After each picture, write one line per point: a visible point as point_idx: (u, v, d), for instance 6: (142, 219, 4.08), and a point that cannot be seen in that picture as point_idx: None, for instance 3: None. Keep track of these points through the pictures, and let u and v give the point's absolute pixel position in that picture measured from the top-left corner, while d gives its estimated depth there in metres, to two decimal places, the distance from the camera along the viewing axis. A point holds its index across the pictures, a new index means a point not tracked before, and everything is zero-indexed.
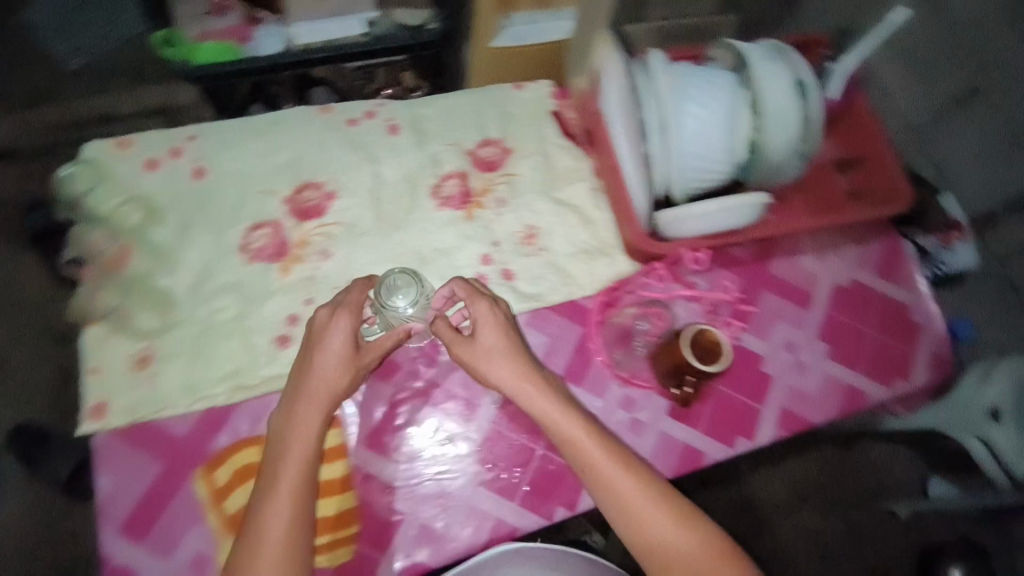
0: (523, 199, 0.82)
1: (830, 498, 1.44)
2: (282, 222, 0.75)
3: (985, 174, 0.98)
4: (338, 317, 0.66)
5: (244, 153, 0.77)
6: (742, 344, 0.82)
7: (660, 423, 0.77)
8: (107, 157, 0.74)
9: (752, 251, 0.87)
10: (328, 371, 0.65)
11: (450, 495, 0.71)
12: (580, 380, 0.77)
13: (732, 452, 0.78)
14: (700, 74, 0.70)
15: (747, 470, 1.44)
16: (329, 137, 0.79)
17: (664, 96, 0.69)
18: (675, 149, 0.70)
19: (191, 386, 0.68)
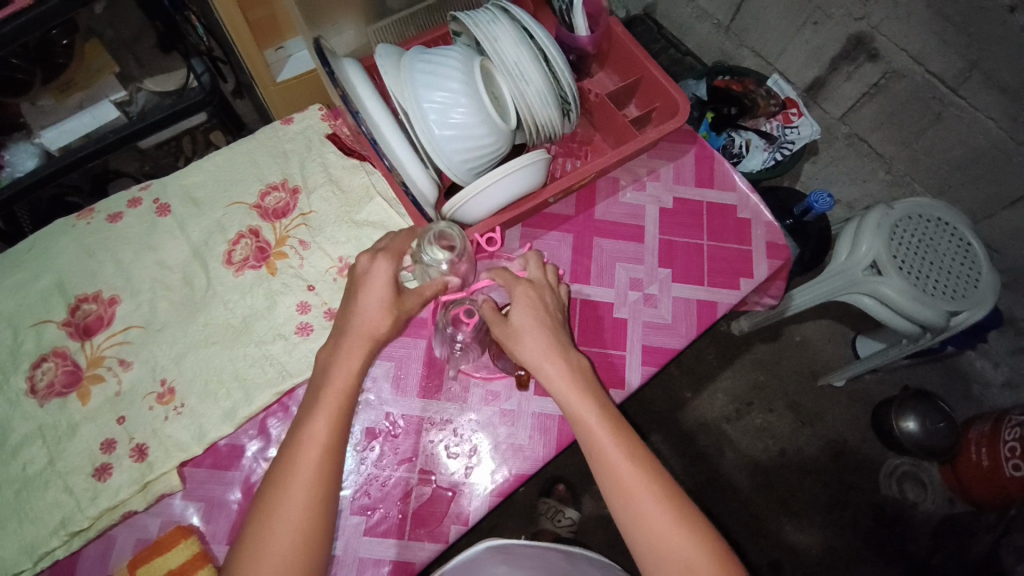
0: (325, 233, 0.79)
1: (798, 400, 1.47)
2: (67, 349, 0.70)
3: (792, 51, 1.19)
4: (379, 260, 0.65)
5: (8, 290, 0.72)
6: (587, 297, 0.81)
7: (530, 403, 0.75)
8: None
9: (573, 203, 0.86)
10: (374, 319, 0.63)
11: (335, 558, 0.67)
12: (438, 391, 0.76)
13: None
14: (424, 58, 0.71)
15: (714, 405, 1.46)
16: (96, 242, 0.75)
17: (396, 90, 0.69)
18: (430, 136, 0.69)
19: (28, 548, 0.62)
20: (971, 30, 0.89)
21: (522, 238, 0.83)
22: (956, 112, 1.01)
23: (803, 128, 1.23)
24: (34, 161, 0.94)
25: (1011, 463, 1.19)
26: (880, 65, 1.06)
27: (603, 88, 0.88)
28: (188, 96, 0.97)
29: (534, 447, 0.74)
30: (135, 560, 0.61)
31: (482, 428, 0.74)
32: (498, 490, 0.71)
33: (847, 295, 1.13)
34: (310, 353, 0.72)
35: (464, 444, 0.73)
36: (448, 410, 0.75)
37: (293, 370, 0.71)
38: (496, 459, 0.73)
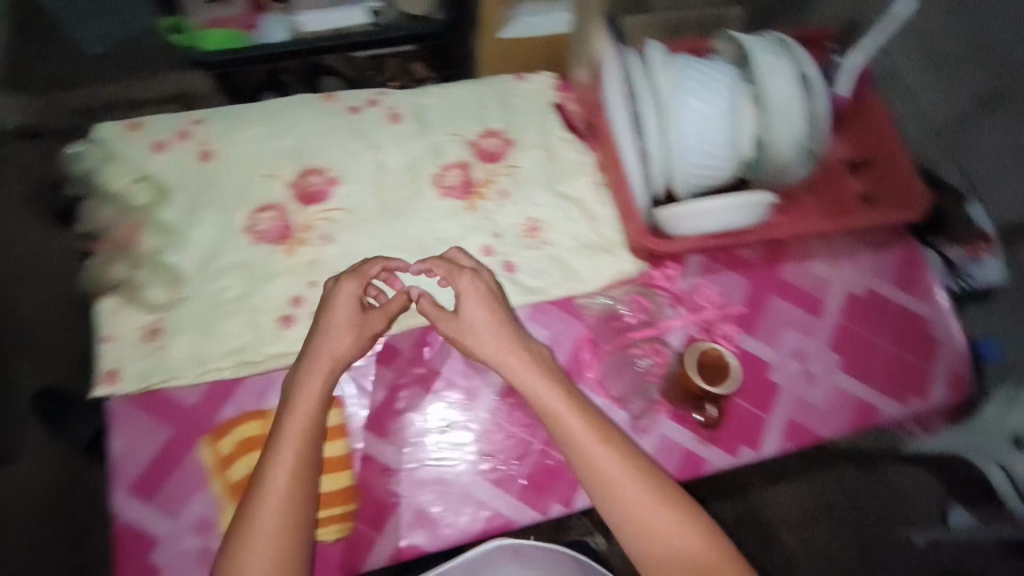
0: (526, 190, 0.81)
1: (864, 537, 1.36)
2: (286, 205, 0.76)
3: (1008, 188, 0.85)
4: (345, 282, 0.68)
5: (250, 136, 0.78)
6: (748, 349, 0.78)
7: (662, 426, 0.72)
8: (118, 137, 0.75)
9: (761, 253, 0.83)
10: (337, 339, 0.66)
11: (446, 481, 0.70)
12: (580, 376, 0.73)
13: (735, 462, 0.73)
14: (697, 66, 0.70)
15: (773, 503, 1.39)
16: (333, 123, 0.81)
17: (647, 88, 0.69)
18: (680, 144, 0.69)
19: (199, 359, 0.69)
20: None
21: (702, 269, 0.81)
22: None
23: (992, 268, 0.85)
24: (281, 34, 1.03)
25: None
26: None
27: (838, 155, 0.82)
28: (422, 25, 1.02)
29: None
30: None
31: None
32: None
33: (979, 461, 0.94)
34: None
35: None
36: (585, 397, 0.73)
37: None
38: None
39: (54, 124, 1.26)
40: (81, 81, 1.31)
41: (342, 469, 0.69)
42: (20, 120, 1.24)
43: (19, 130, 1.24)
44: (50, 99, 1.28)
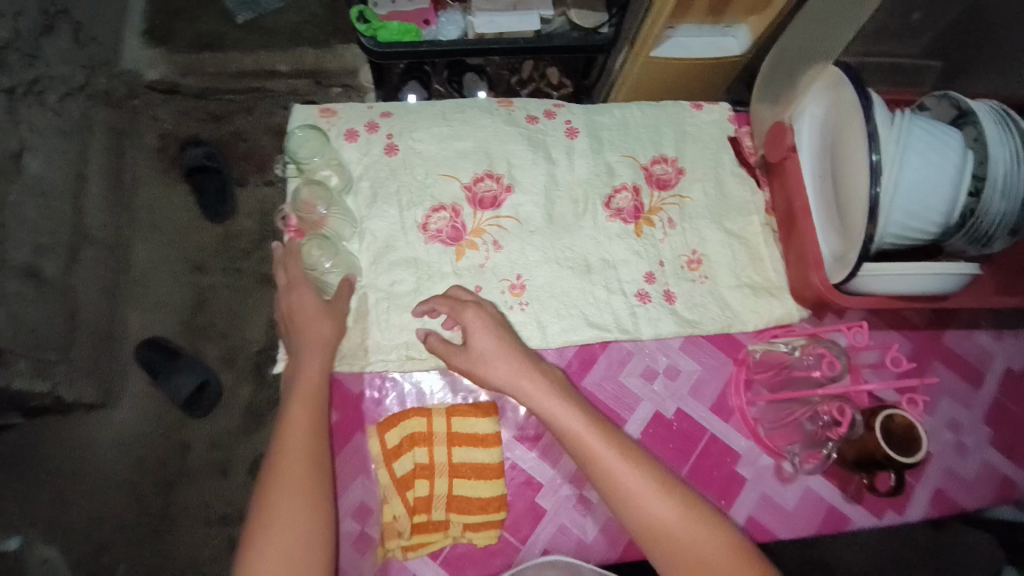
0: (692, 222, 0.81)
1: None
2: (461, 208, 0.78)
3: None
4: (290, 291, 0.68)
5: (434, 134, 0.81)
6: None
7: (807, 476, 0.72)
8: (317, 122, 0.79)
9: (924, 316, 0.80)
10: (317, 329, 0.67)
11: (591, 501, 0.68)
12: (728, 415, 0.74)
13: (879, 523, 0.71)
14: (926, 123, 0.65)
15: None
16: (512, 131, 0.83)
17: (897, 131, 0.64)
18: (895, 201, 0.64)
19: (371, 347, 0.71)
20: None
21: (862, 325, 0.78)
22: None
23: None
24: (455, 33, 1.06)
25: None
26: None
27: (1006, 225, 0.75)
28: (590, 36, 1.01)
29: (794, 518, 0.71)
30: (453, 408, 0.68)
31: (753, 472, 0.72)
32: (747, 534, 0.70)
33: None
34: (643, 319, 0.76)
35: (732, 479, 0.71)
36: (731, 437, 0.73)
37: (624, 326, 0.75)
38: (755, 507, 0.71)
39: (192, 84, 1.29)
40: (220, 45, 1.32)
41: (496, 476, 0.66)
42: (165, 74, 1.29)
43: (160, 84, 1.28)
44: (192, 54, 1.31)
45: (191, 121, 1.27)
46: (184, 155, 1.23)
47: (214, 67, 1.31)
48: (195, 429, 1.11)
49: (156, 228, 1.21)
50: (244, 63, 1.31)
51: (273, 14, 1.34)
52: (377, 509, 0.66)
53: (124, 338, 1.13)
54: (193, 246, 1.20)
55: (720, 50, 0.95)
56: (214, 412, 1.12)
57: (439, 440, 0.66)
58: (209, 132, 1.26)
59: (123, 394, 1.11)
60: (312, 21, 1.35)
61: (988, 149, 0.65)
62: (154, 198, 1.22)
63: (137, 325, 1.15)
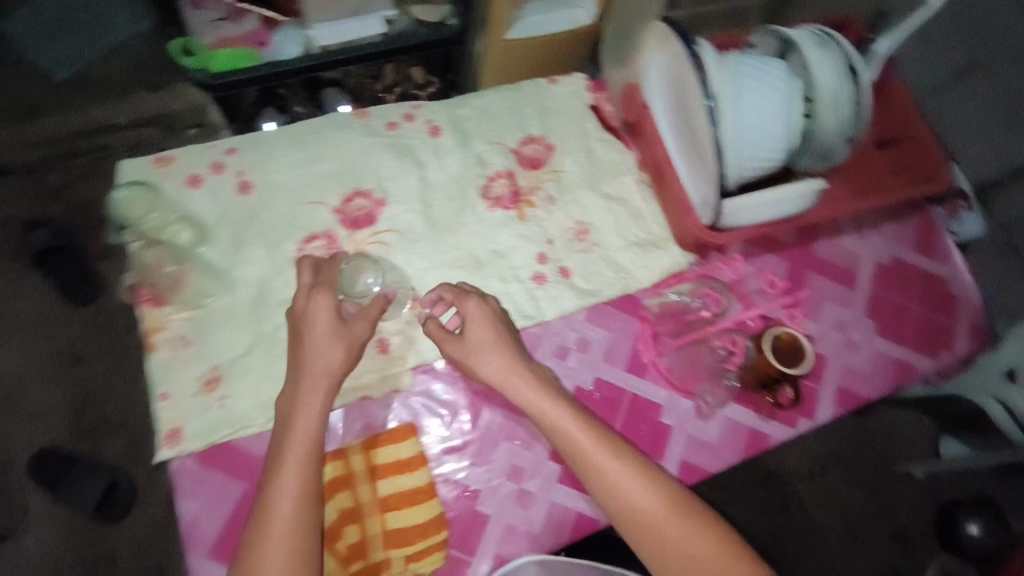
0: (572, 194, 0.82)
1: (884, 487, 1.27)
2: (335, 233, 0.74)
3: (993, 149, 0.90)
4: (315, 295, 0.63)
5: (289, 161, 0.76)
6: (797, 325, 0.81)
7: (726, 408, 0.75)
8: (149, 174, 0.72)
9: (795, 234, 0.85)
10: (326, 352, 0.62)
11: (530, 494, 0.68)
12: (644, 371, 0.75)
13: (796, 433, 0.76)
14: (750, 61, 0.70)
15: (787, 463, 1.29)
16: (373, 141, 0.79)
17: (724, 73, 0.68)
18: (737, 135, 0.68)
19: (267, 403, 0.65)
20: None
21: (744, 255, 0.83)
22: None
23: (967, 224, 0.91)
24: (296, 50, 1.00)
25: None
26: None
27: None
28: (436, 32, 0.98)
29: (722, 449, 0.74)
30: (370, 441, 0.66)
31: (676, 418, 0.74)
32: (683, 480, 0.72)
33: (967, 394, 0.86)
34: (545, 300, 0.76)
35: (658, 431, 0.73)
36: (650, 392, 0.75)
37: (527, 313, 0.75)
38: (685, 451, 0.73)
39: (21, 159, 1.14)
40: (45, 111, 1.17)
41: (428, 498, 0.65)
42: None
43: None
44: (15, 127, 1.15)
45: (31, 200, 1.12)
46: (27, 240, 1.10)
47: (43, 136, 1.16)
48: (114, 534, 1.00)
49: (18, 327, 1.07)
50: (69, 123, 1.17)
51: (95, 62, 1.22)
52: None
53: (10, 461, 1.01)
54: (61, 338, 1.07)
55: (569, 19, 0.93)
56: (131, 513, 1.01)
57: (364, 475, 0.65)
58: (56, 207, 1.12)
59: (25, 522, 0.99)
60: (143, 63, 1.23)
61: (813, 74, 0.70)
62: (4, 297, 1.08)
63: (21, 441, 1.02)
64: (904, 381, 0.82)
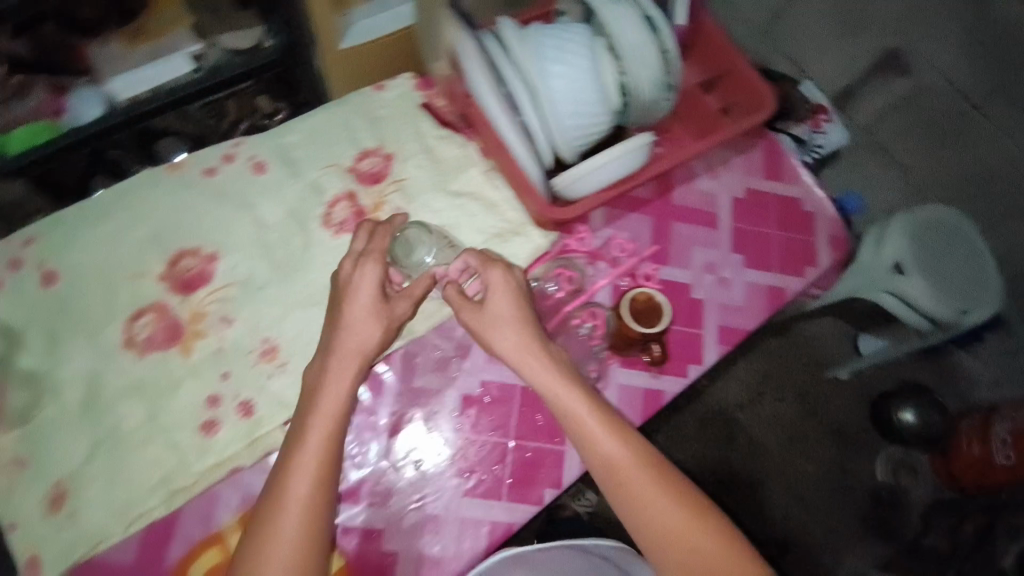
0: (420, 199, 0.80)
1: (814, 394, 1.43)
2: (167, 301, 0.71)
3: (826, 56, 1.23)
4: (363, 268, 0.67)
5: (92, 243, 0.71)
6: (666, 278, 0.83)
7: (615, 375, 0.75)
8: None
9: (653, 188, 0.87)
10: (365, 332, 0.65)
11: (436, 516, 0.68)
12: None
13: (687, 381, 0.77)
14: (548, 33, 0.72)
15: (731, 392, 1.42)
16: (193, 196, 0.75)
17: (521, 51, 0.69)
18: (550, 110, 0.70)
19: (123, 508, 0.63)
20: (998, 52, 1.01)
21: (605, 220, 0.83)
22: (977, 128, 1.11)
23: (834, 133, 1.11)
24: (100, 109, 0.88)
25: (1001, 451, 1.15)
26: (911, 80, 1.16)
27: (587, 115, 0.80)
28: (254, 57, 0.90)
29: (619, 417, 0.74)
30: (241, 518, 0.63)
31: None
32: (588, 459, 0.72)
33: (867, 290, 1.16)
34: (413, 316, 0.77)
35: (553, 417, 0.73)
36: None
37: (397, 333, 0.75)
38: None
39: None
40: None
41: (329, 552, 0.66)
42: None
43: None
44: None
45: None
46: None
47: None
48: None
49: None
50: None
51: None
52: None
53: None
54: None
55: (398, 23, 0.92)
56: None
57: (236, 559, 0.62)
58: None
59: None
60: None
61: (611, 31, 0.70)
62: None
63: None
64: (779, 306, 0.84)
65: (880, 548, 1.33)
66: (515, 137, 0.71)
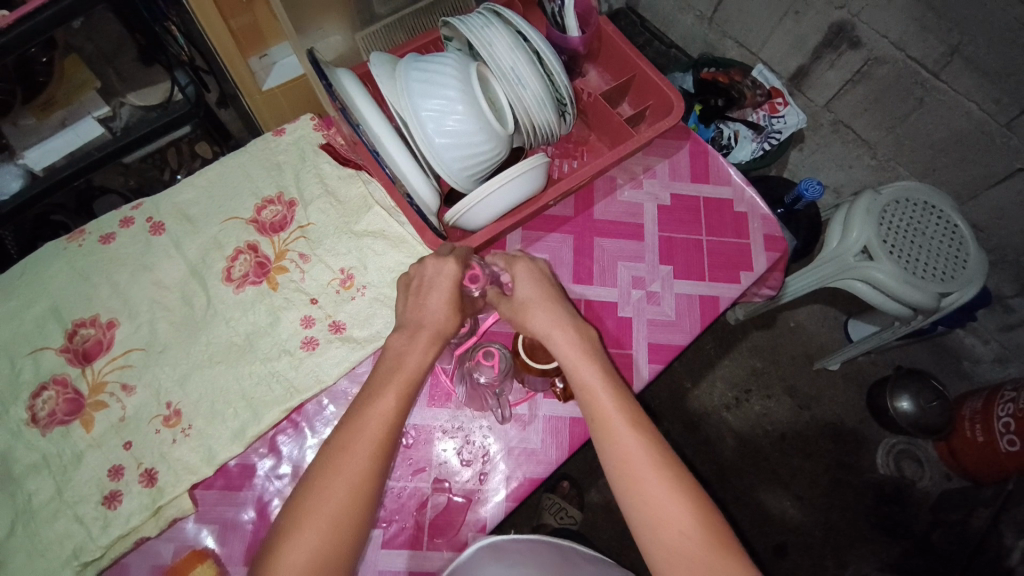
0: None
1: (796, 390, 1.45)
2: (257, 243, 0.75)
3: (768, 47, 1.23)
4: (449, 260, 0.63)
5: (198, 195, 0.78)
6: (709, 196, 0.87)
7: (674, 285, 0.81)
8: (54, 249, 0.72)
9: (683, 128, 0.91)
10: (436, 309, 0.61)
11: (524, 415, 0.73)
12: (592, 278, 0.81)
13: (742, 287, 0.82)
14: (495, 12, 0.74)
15: (712, 396, 1.44)
16: (270, 153, 0.81)
17: (390, 96, 0.68)
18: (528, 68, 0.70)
19: (240, 431, 0.65)
20: (951, 15, 0.91)
21: (645, 159, 0.89)
22: (938, 96, 1.01)
23: (789, 117, 1.24)
24: (95, 129, 0.93)
25: (1006, 437, 1.17)
26: (862, 52, 1.07)
27: (596, 88, 0.89)
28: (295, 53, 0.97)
29: (681, 322, 0.79)
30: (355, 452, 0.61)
31: (633, 309, 0.79)
32: (656, 359, 0.76)
33: (838, 279, 1.14)
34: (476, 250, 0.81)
35: (621, 324, 0.78)
36: (601, 294, 0.80)
37: None
38: (650, 334, 0.78)
39: None
40: None
41: (430, 452, 0.71)
42: None
43: None
44: None
45: None
46: None
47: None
48: None
49: None
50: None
51: None
52: None
53: None
54: None
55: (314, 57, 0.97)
56: None
57: None
58: None
59: None
60: None
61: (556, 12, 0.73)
62: None
63: None
64: (780, 253, 0.84)
65: (884, 547, 1.31)
66: (443, 146, 0.67)
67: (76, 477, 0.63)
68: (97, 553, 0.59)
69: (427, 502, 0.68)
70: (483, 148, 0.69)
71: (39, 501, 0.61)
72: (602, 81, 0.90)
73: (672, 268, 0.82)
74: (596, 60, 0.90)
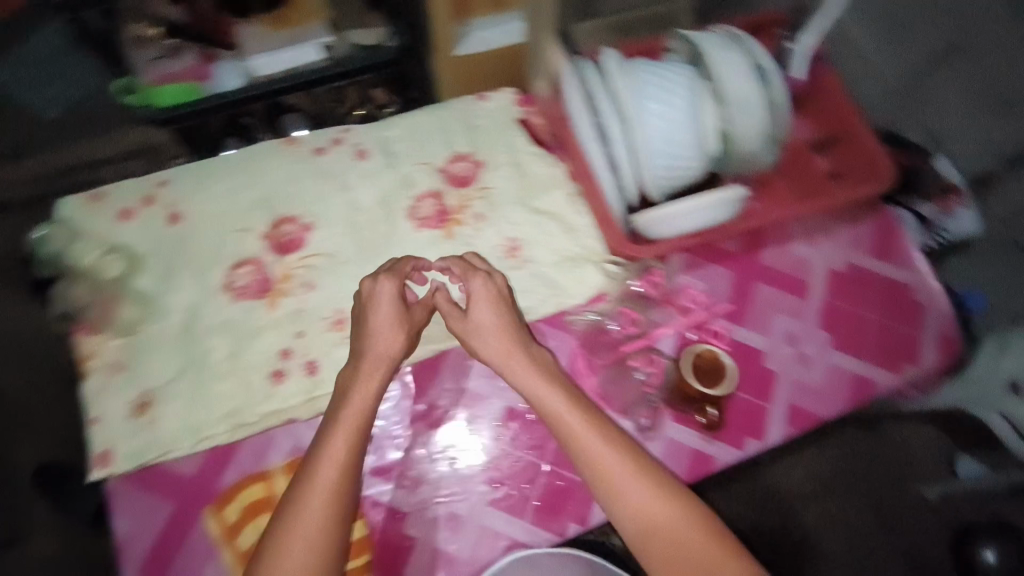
0: None
1: (885, 508, 1.21)
2: (442, 191, 0.80)
3: (975, 132, 0.84)
4: (382, 280, 0.66)
5: (403, 134, 0.83)
6: (886, 276, 0.82)
7: (829, 355, 0.77)
8: (275, 146, 0.80)
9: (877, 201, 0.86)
10: (386, 339, 0.64)
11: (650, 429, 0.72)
12: (745, 320, 0.79)
13: (900, 378, 0.77)
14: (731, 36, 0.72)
15: (789, 478, 1.25)
16: (472, 113, 0.85)
17: (620, 90, 0.69)
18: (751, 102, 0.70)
19: None
20: None
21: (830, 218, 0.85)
22: None
23: (959, 221, 0.87)
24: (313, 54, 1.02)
25: None
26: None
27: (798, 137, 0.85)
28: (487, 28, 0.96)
29: (827, 392, 0.75)
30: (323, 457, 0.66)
31: (781, 364, 0.76)
32: (792, 422, 0.73)
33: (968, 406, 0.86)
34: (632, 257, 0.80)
35: (765, 375, 0.76)
36: (752, 339, 0.78)
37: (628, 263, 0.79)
38: (792, 394, 0.75)
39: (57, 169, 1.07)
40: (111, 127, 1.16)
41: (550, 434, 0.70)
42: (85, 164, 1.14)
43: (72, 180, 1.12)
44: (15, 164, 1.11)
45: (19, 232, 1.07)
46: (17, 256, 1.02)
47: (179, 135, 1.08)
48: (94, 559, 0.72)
49: None
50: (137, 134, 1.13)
51: None
52: (457, 494, 0.67)
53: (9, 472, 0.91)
54: None
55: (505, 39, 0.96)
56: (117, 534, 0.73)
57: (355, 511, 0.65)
58: None
59: None
60: None
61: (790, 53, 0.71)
62: None
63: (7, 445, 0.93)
64: (950, 356, 0.79)
65: None
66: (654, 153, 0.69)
67: (250, 349, 0.69)
68: (252, 419, 0.66)
69: (534, 480, 0.68)
70: (687, 166, 0.71)
71: (215, 358, 0.69)
72: (806, 131, 0.85)
73: (829, 336, 0.78)
74: (805, 108, 0.86)
